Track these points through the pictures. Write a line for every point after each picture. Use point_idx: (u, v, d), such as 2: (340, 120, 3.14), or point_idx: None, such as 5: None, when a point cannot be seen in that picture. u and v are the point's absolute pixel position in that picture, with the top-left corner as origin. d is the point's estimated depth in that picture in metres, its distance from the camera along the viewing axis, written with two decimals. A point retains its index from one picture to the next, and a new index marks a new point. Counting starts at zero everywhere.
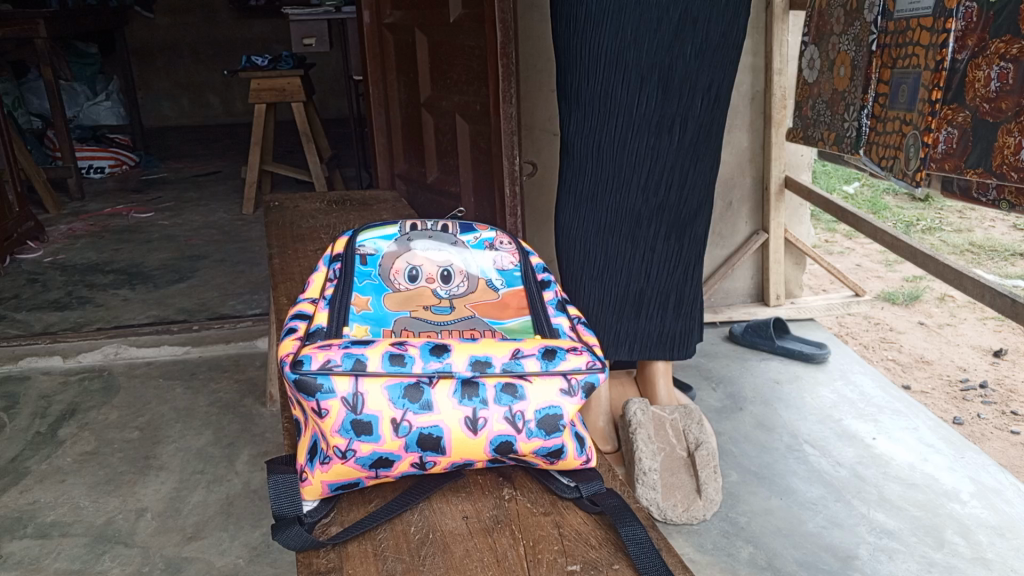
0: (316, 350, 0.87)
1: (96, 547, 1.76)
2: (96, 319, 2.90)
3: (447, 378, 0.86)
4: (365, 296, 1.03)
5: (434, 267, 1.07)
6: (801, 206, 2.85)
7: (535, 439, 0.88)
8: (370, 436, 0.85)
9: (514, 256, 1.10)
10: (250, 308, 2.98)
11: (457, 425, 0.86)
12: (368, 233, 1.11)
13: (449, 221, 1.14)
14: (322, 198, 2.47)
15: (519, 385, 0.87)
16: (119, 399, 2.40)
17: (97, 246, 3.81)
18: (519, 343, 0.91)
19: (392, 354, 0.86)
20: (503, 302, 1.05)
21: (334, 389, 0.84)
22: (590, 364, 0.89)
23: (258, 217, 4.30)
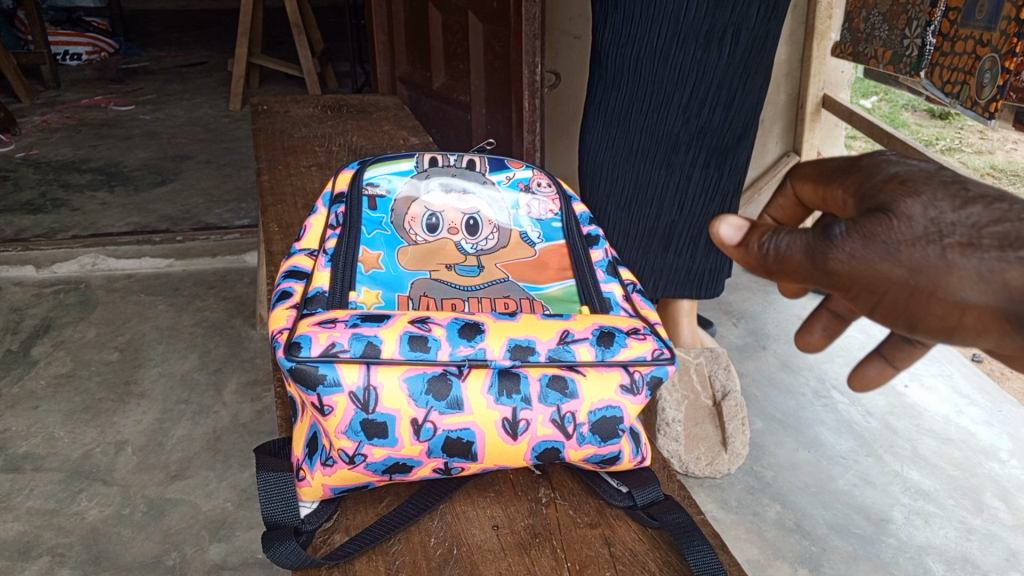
0: (317, 327, 0.69)
1: (72, 485, 1.62)
2: (72, 224, 2.70)
3: (481, 368, 0.69)
4: (374, 251, 0.85)
5: (458, 215, 0.89)
6: (837, 127, 2.63)
7: (587, 445, 0.72)
8: (385, 439, 0.69)
9: (554, 204, 0.92)
10: (238, 217, 2.78)
11: (492, 428, 0.70)
12: (376, 168, 0.93)
13: (476, 155, 0.95)
14: (315, 102, 2.23)
15: (569, 378, 0.70)
16: (97, 315, 2.23)
17: (73, 142, 3.55)
18: (567, 323, 0.73)
19: (411, 336, 0.69)
20: (542, 261, 0.87)
21: (341, 382, 0.67)
22: (657, 354, 0.72)
23: (245, 114, 4.02)
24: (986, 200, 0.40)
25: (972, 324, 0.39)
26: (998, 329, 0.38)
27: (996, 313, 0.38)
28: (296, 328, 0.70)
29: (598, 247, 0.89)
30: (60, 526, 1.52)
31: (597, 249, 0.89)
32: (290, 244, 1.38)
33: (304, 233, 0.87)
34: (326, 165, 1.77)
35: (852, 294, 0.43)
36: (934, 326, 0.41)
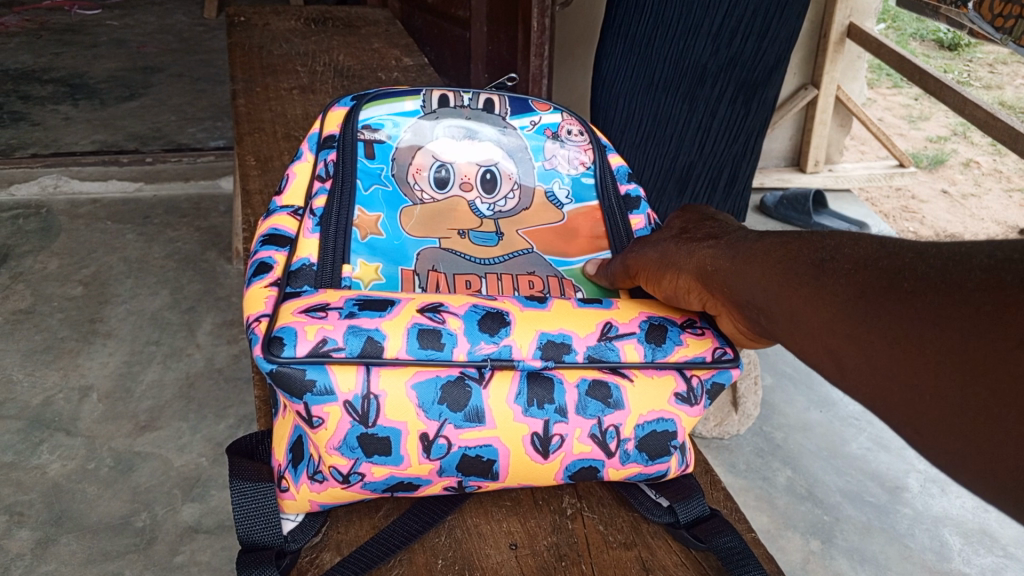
0: (303, 317, 0.56)
1: (31, 435, 1.49)
2: (31, 141, 2.49)
3: (507, 370, 0.57)
4: (373, 213, 0.76)
5: (472, 167, 0.81)
6: (859, 59, 2.48)
7: (631, 464, 0.62)
8: (387, 458, 0.57)
9: (586, 155, 0.84)
10: (213, 139, 2.58)
11: (519, 445, 0.59)
12: (376, 107, 0.83)
13: (494, 94, 0.86)
14: (297, 13, 2.01)
15: (613, 385, 0.59)
16: (60, 244, 2.06)
17: (33, 48, 3.28)
18: (609, 314, 0.62)
19: (421, 330, 0.57)
20: (571, 228, 0.79)
21: (335, 389, 0.55)
22: (716, 354, 0.61)
23: (219, 24, 3.75)
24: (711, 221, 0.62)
25: (688, 290, 0.60)
26: (697, 288, 0.59)
27: (694, 279, 0.58)
28: (277, 316, 0.58)
29: (639, 212, 0.80)
30: (18, 481, 1.40)
31: (638, 215, 0.80)
32: (268, 182, 1.22)
33: (287, 183, 0.76)
34: (309, 88, 1.59)
35: (640, 283, 0.65)
36: (678, 300, 0.62)
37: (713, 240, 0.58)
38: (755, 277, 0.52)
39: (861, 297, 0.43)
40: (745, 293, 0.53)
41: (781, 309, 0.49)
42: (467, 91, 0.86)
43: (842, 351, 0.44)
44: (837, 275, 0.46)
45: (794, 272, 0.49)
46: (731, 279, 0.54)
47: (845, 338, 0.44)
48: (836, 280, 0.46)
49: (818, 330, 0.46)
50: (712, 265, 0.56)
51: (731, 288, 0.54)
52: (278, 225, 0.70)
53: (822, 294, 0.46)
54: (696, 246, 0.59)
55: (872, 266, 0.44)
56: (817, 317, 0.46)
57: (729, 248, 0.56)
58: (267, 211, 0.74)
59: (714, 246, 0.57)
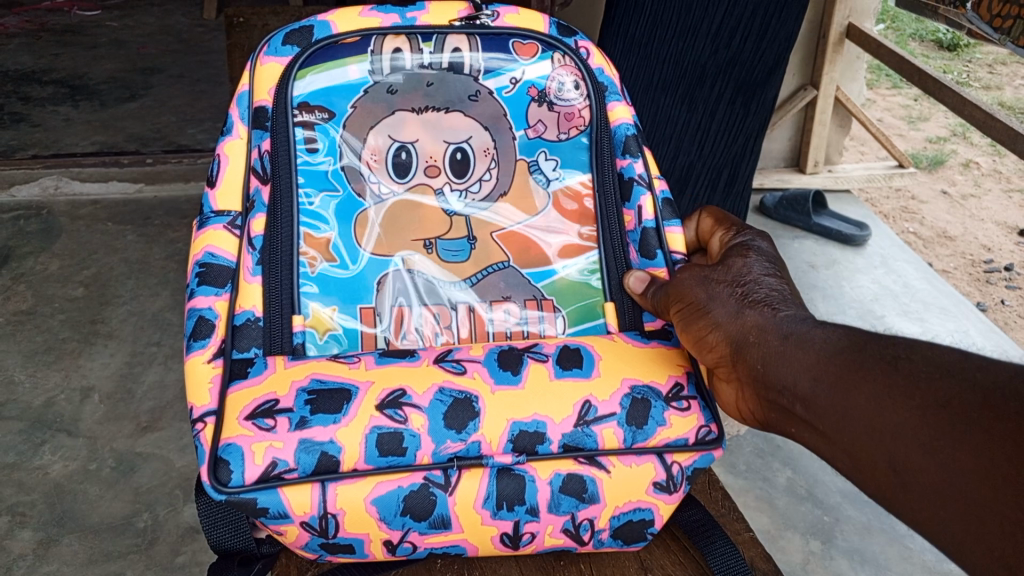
0: (249, 429, 0.66)
1: (33, 436, 1.50)
2: (32, 142, 2.49)
3: (476, 468, 0.67)
4: (323, 233, 0.82)
5: (438, 148, 0.85)
6: (858, 60, 2.48)
7: (605, 545, 0.74)
8: (353, 552, 0.70)
9: (580, 115, 0.86)
10: (213, 139, 2.58)
11: (489, 541, 0.70)
12: (316, 76, 0.83)
13: (461, 44, 0.85)
14: (295, 13, 2.01)
15: (590, 480, 0.69)
16: (61, 246, 2.06)
17: (33, 49, 3.28)
18: (586, 389, 0.70)
19: (379, 435, 0.66)
20: (553, 223, 0.86)
21: (291, 511, 0.65)
22: (700, 437, 0.70)
23: (219, 25, 3.75)
24: (767, 281, 0.67)
25: (713, 347, 0.66)
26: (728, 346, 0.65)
27: (730, 340, 0.64)
28: (224, 417, 0.68)
29: (630, 205, 0.85)
30: (20, 482, 1.41)
31: (629, 209, 0.85)
32: None
33: (218, 172, 0.80)
34: None
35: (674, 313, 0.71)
36: (698, 350, 0.69)
37: (770, 308, 0.64)
38: (812, 359, 0.57)
39: (931, 411, 0.49)
40: (774, 372, 0.60)
41: (839, 390, 0.54)
42: (427, 41, 0.85)
43: (902, 446, 0.50)
44: (914, 375, 0.51)
45: (863, 366, 0.54)
46: (781, 353, 0.60)
47: (904, 441, 0.50)
48: (915, 384, 0.51)
49: (850, 423, 0.53)
50: (756, 336, 0.62)
51: (767, 365, 0.60)
52: (213, 247, 0.77)
53: (899, 392, 0.51)
54: (748, 310, 0.64)
55: (958, 375, 0.50)
56: (885, 419, 0.51)
57: (783, 325, 0.62)
58: (201, 210, 0.80)
59: (767, 317, 0.63)
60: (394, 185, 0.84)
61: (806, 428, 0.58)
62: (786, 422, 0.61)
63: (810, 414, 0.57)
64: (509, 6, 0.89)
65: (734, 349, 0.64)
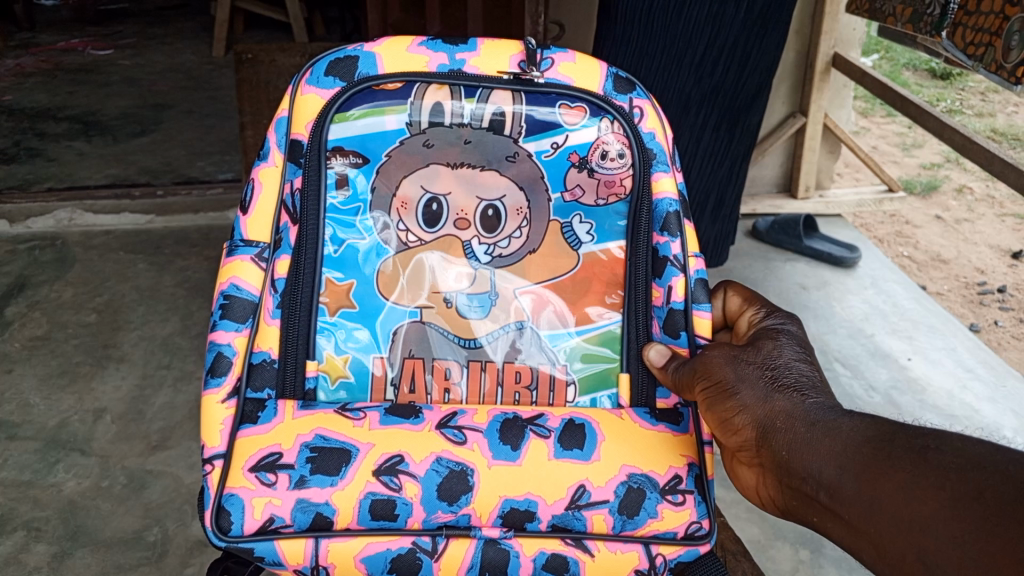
0: (251, 481, 0.73)
1: (48, 455, 1.56)
2: (47, 175, 2.58)
3: (462, 538, 0.74)
4: (345, 281, 0.84)
5: (467, 205, 0.84)
6: (845, 88, 2.56)
7: None
8: None
9: (621, 183, 0.83)
10: (221, 172, 2.67)
11: None
12: (355, 124, 0.81)
13: (506, 100, 0.81)
14: (302, 50, 2.08)
15: (572, 560, 0.74)
16: (74, 274, 2.13)
17: (49, 87, 3.40)
18: (584, 473, 0.75)
19: (373, 500, 0.73)
20: (581, 282, 0.85)
21: (284, 560, 0.73)
22: (688, 534, 0.75)
23: (228, 62, 3.87)
24: (794, 369, 0.71)
25: (738, 429, 0.69)
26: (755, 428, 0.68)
27: (757, 424, 0.68)
28: (230, 463, 0.75)
29: (660, 282, 0.83)
30: (36, 498, 1.46)
31: (659, 285, 0.83)
32: None
33: (251, 199, 0.79)
34: None
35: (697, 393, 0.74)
36: (722, 433, 0.72)
37: (798, 396, 0.68)
38: (836, 450, 0.61)
39: (961, 501, 0.51)
40: (799, 459, 0.63)
41: (864, 480, 0.57)
42: (470, 95, 0.81)
43: (927, 537, 0.52)
44: (938, 464, 0.54)
45: (887, 455, 0.57)
46: (809, 441, 0.63)
47: (928, 528, 0.52)
48: (939, 472, 0.53)
49: (876, 511, 0.56)
50: (783, 420, 0.66)
51: (791, 451, 0.64)
52: (238, 279, 0.79)
53: (924, 479, 0.53)
54: (777, 395, 0.68)
55: (984, 466, 0.51)
56: (911, 507, 0.53)
57: (809, 413, 0.65)
58: (231, 235, 0.80)
59: (794, 405, 0.67)
60: (422, 233, 0.84)
61: (825, 516, 0.60)
62: (807, 510, 0.63)
63: (832, 500, 0.59)
64: (567, 51, 0.83)
65: (761, 432, 0.67)
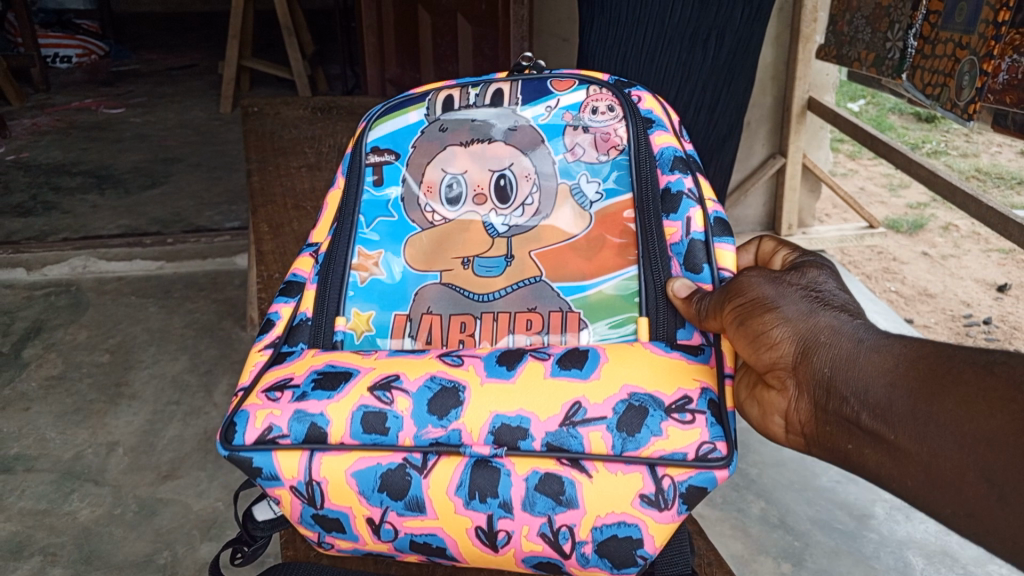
0: (261, 399, 0.75)
1: (64, 485, 1.64)
2: (62, 226, 2.70)
3: (454, 455, 0.70)
4: (373, 250, 0.93)
5: (484, 175, 0.94)
6: (822, 129, 2.68)
7: (593, 567, 0.71)
8: (346, 534, 0.75)
9: (616, 136, 0.93)
10: (228, 220, 2.78)
11: (466, 535, 0.71)
12: (385, 125, 0.98)
13: (504, 87, 0.97)
14: (305, 103, 2.22)
15: (568, 482, 0.68)
16: (88, 318, 2.24)
17: (64, 144, 3.55)
18: (579, 391, 0.71)
19: (365, 412, 0.72)
20: (595, 240, 0.89)
21: (280, 474, 0.72)
22: (698, 452, 0.67)
23: (235, 118, 4.04)
24: (841, 293, 0.64)
25: (774, 345, 0.61)
26: (793, 342, 0.60)
27: (797, 337, 0.60)
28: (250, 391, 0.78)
29: (677, 217, 0.86)
30: (52, 526, 1.54)
31: (674, 221, 0.86)
32: (279, 245, 1.48)
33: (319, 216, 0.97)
34: (315, 166, 1.79)
35: (729, 313, 0.67)
36: (753, 354, 0.64)
37: (847, 314, 0.60)
38: (889, 366, 0.53)
39: None
40: (842, 376, 0.56)
41: (919, 396, 0.50)
42: (475, 86, 0.97)
43: (992, 457, 0.46)
44: (1007, 378, 0.47)
45: (949, 368, 0.50)
46: (858, 357, 0.56)
47: (992, 445, 0.46)
48: (1010, 387, 0.46)
49: (930, 429, 0.49)
50: (827, 336, 0.59)
51: (834, 367, 0.57)
52: (299, 269, 0.92)
53: (989, 394, 0.47)
54: (822, 311, 0.61)
55: None
56: (976, 425, 0.47)
57: (856, 330, 0.58)
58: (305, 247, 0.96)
59: (841, 320, 0.59)
60: (445, 213, 0.94)
61: (870, 435, 0.54)
62: (842, 437, 0.57)
63: (877, 421, 0.53)
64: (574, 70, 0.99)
65: (801, 348, 0.60)
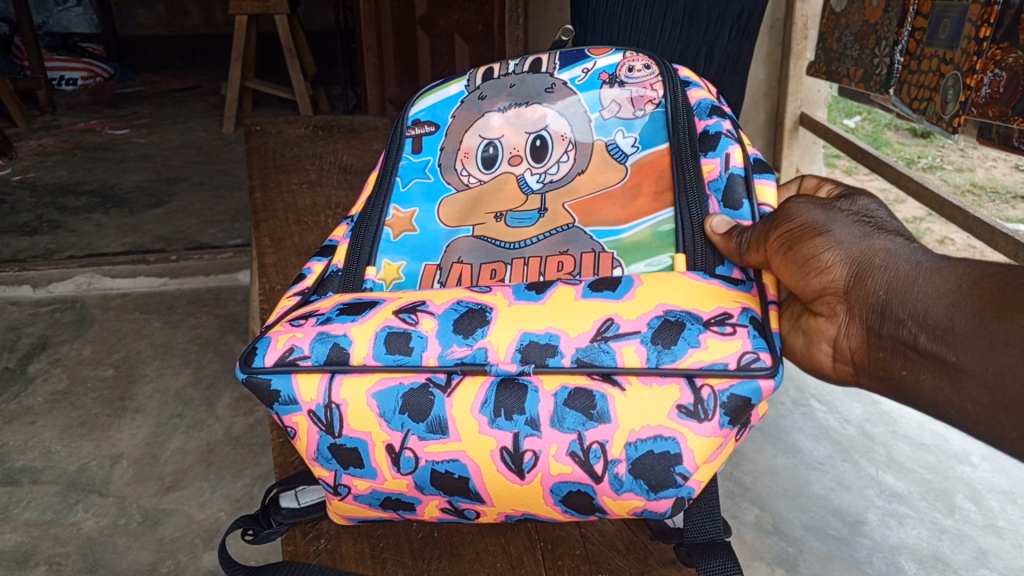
0: (286, 328, 0.75)
1: (68, 497, 1.66)
2: (68, 245, 2.74)
3: (477, 376, 0.68)
4: (407, 209, 0.95)
5: (520, 137, 0.96)
6: (814, 144, 2.76)
7: (626, 493, 0.67)
8: (364, 470, 0.71)
9: (652, 91, 0.95)
10: (231, 237, 2.83)
11: (488, 459, 0.67)
12: (427, 99, 1.03)
13: (541, 58, 1.01)
14: (307, 122, 2.27)
15: (600, 396, 0.65)
16: (93, 333, 2.27)
17: (69, 165, 3.60)
18: (612, 309, 0.70)
19: (389, 333, 0.71)
20: (632, 187, 0.90)
21: (298, 399, 0.70)
22: (740, 363, 0.65)
23: (238, 138, 4.10)
24: (885, 218, 0.66)
25: (825, 270, 0.63)
26: (846, 265, 0.62)
27: (849, 261, 0.62)
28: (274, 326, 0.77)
29: (715, 154, 0.87)
30: (57, 536, 1.56)
31: (713, 158, 0.86)
32: (281, 258, 1.51)
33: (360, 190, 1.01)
34: (317, 182, 1.84)
35: (774, 241, 0.68)
36: (801, 281, 0.66)
37: (896, 237, 0.62)
38: (943, 288, 0.55)
39: None
40: (898, 298, 0.58)
41: (974, 317, 0.52)
42: (515, 61, 1.02)
43: None
44: None
45: (1006, 286, 0.52)
46: (912, 280, 0.58)
47: None
48: None
49: (988, 347, 0.51)
50: (883, 259, 0.60)
51: (889, 291, 0.59)
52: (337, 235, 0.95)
53: None
54: (874, 236, 0.63)
55: None
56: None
57: (907, 253, 0.60)
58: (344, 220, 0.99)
59: (892, 243, 0.61)
60: (482, 175, 0.96)
61: (925, 357, 0.56)
62: (895, 361, 0.59)
63: (934, 342, 0.55)
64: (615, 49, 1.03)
65: (853, 272, 0.62)
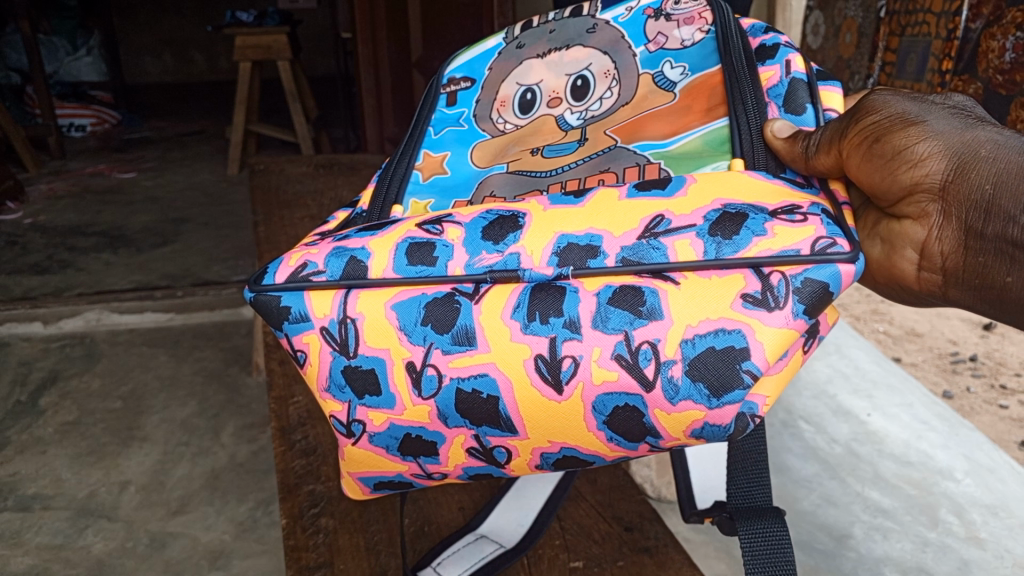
0: (305, 250, 0.72)
1: (78, 521, 1.72)
2: (77, 283, 2.83)
3: (507, 282, 0.62)
4: (440, 153, 0.91)
5: (559, 81, 0.89)
6: None
7: (683, 403, 0.57)
8: (381, 399, 0.65)
9: (701, 16, 0.85)
10: (235, 274, 2.91)
11: (522, 371, 0.60)
12: (464, 57, 0.99)
13: (582, 4, 0.93)
14: (308, 160, 2.36)
15: (650, 291, 0.58)
16: (102, 367, 2.34)
17: (78, 208, 3.71)
18: (664, 206, 0.63)
19: (411, 244, 0.68)
20: (684, 106, 0.80)
21: (310, 316, 0.67)
22: (816, 245, 0.57)
23: (241, 179, 4.22)
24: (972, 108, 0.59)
25: (921, 163, 0.56)
26: (946, 158, 0.55)
27: (950, 152, 0.55)
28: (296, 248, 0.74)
29: (774, 61, 0.77)
30: (67, 558, 1.62)
31: (771, 66, 0.77)
32: None
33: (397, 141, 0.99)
34: (317, 217, 1.92)
35: (852, 137, 0.59)
36: (885, 178, 0.58)
37: (993, 127, 0.56)
38: None
39: None
40: (1010, 195, 0.53)
41: None
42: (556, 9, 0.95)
43: None
44: None
45: None
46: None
47: None
48: None
49: None
50: (990, 149, 0.54)
51: (1000, 184, 0.53)
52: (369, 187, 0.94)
53: None
54: (973, 126, 0.56)
55: None
56: None
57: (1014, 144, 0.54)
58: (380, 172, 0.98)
59: (994, 134, 0.55)
60: (518, 121, 0.90)
61: None
62: (999, 264, 0.55)
63: None
64: None
65: (954, 165, 0.55)
